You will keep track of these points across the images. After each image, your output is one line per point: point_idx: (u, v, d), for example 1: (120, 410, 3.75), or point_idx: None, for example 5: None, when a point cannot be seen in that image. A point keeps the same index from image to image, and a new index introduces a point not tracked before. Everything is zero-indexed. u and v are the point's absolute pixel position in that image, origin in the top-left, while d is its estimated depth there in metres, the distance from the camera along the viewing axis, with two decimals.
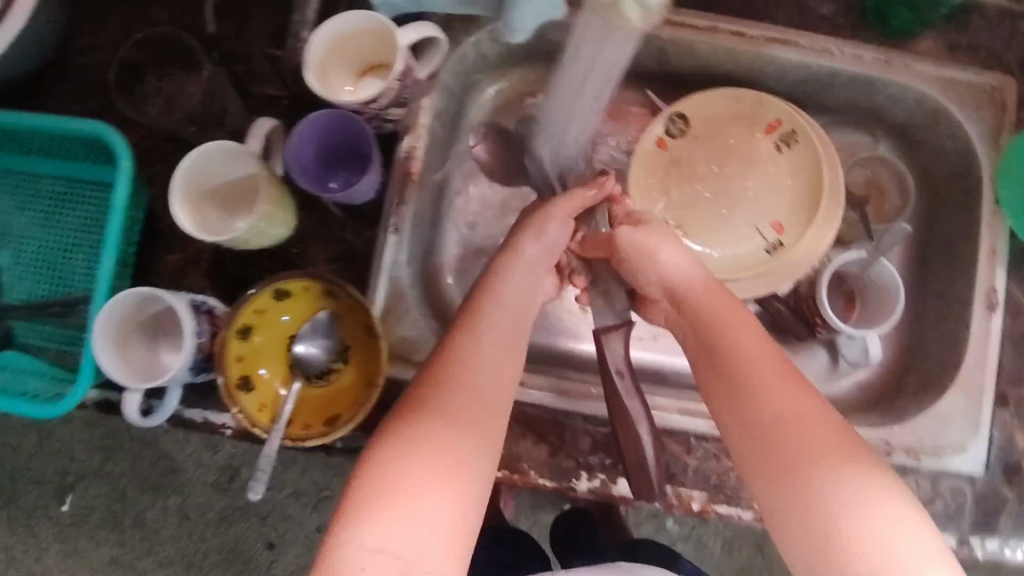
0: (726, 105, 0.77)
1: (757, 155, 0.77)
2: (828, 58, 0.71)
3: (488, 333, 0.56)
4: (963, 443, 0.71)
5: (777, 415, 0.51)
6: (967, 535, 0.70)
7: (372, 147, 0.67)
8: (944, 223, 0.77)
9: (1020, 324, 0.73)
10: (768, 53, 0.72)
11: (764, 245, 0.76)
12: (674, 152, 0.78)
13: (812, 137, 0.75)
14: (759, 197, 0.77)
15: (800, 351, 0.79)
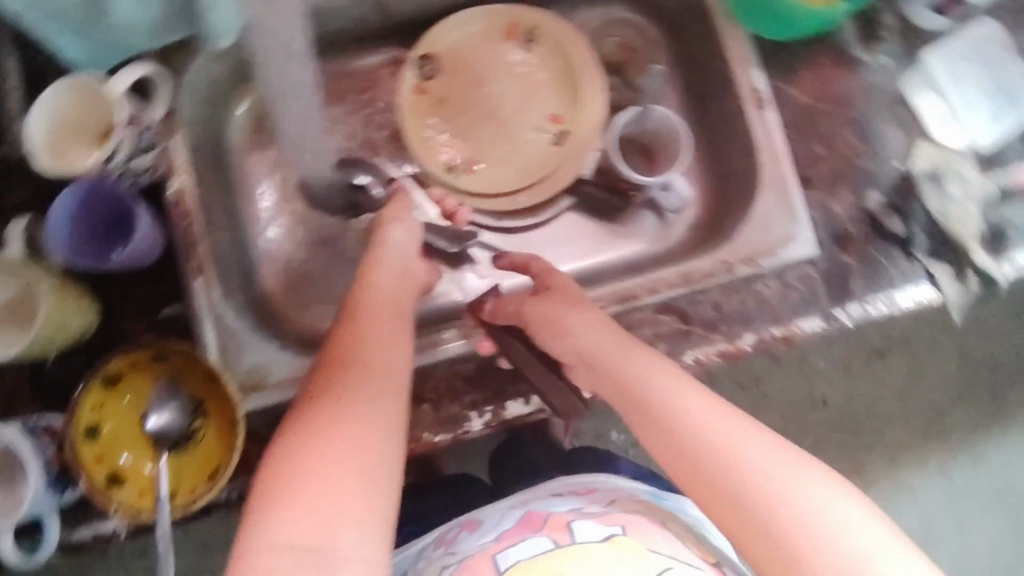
0: (462, 29, 0.81)
1: (507, 61, 0.82)
2: None
3: (384, 333, 0.58)
4: (790, 234, 0.76)
5: (664, 385, 0.60)
6: (830, 310, 0.74)
7: (134, 202, 0.67)
8: (696, 55, 0.82)
9: (791, 110, 0.78)
10: None
11: (550, 138, 0.82)
12: (435, 90, 0.82)
13: (549, 27, 0.82)
14: (527, 98, 0.82)
15: (627, 221, 0.83)
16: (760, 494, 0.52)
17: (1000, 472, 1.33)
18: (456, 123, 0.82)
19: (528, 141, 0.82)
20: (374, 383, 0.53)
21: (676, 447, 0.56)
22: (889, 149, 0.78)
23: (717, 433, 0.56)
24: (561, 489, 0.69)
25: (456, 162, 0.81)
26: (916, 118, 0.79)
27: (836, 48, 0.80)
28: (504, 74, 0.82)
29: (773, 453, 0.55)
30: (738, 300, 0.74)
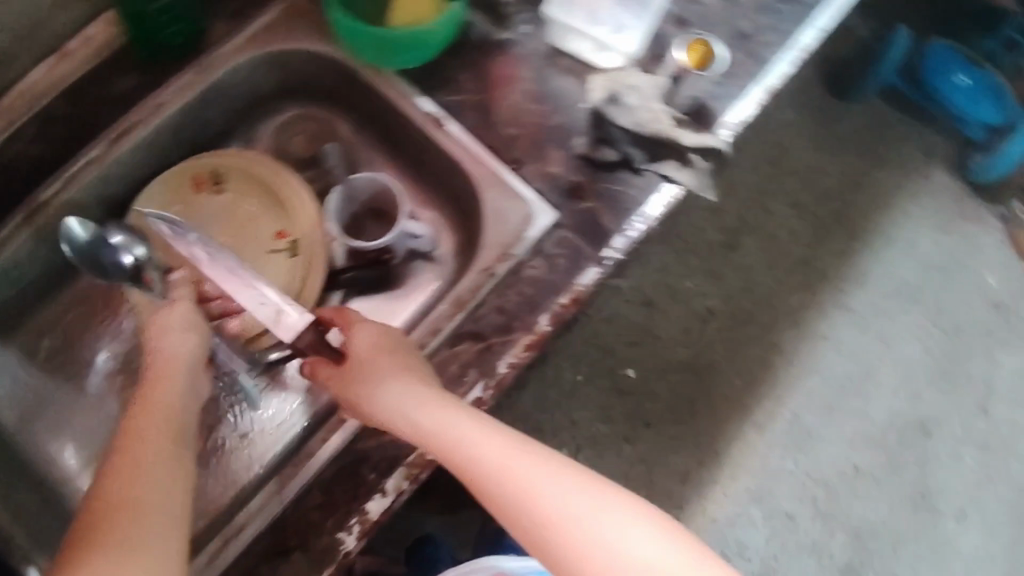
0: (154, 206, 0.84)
1: (212, 212, 0.87)
2: (165, 105, 0.80)
3: (162, 463, 0.54)
4: (527, 211, 0.79)
5: (474, 442, 0.57)
6: (595, 256, 0.77)
7: None
8: (372, 114, 0.88)
9: (470, 112, 0.83)
10: (131, 143, 0.80)
11: (285, 253, 0.85)
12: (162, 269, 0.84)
13: (232, 162, 0.86)
14: (248, 232, 0.87)
15: (398, 280, 0.87)
16: (574, 544, 0.52)
17: (887, 281, 1.42)
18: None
19: (268, 266, 0.85)
20: (149, 526, 0.50)
21: (487, 488, 0.56)
22: (568, 98, 0.84)
23: (531, 473, 0.55)
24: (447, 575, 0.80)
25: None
26: (577, 60, 0.85)
27: (478, 43, 0.86)
28: (216, 225, 0.87)
29: (587, 496, 0.53)
30: (515, 293, 0.76)
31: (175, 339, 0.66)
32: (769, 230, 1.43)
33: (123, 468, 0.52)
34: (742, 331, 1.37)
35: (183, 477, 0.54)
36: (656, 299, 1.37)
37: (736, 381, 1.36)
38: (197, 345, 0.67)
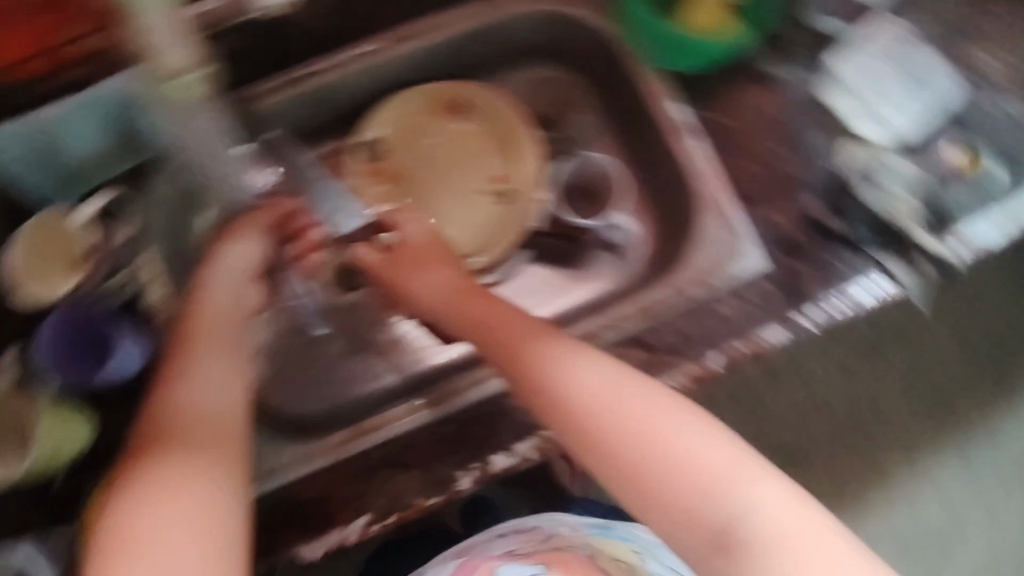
0: (399, 110, 0.87)
1: (444, 136, 0.88)
2: (444, 28, 0.82)
3: (209, 371, 0.57)
4: (738, 249, 0.78)
5: (562, 365, 0.59)
6: (787, 315, 0.74)
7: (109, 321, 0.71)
8: (617, 101, 0.88)
9: (721, 138, 0.83)
10: (397, 52, 0.83)
11: (496, 199, 0.86)
12: (381, 171, 0.86)
13: (477, 97, 0.88)
14: (468, 166, 0.87)
15: (586, 262, 0.86)
16: (644, 460, 0.52)
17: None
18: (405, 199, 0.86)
19: (475, 205, 0.86)
20: (203, 424, 0.54)
21: (558, 418, 0.56)
22: (817, 157, 0.82)
23: (623, 399, 0.55)
24: (504, 527, 0.71)
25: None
26: (838, 119, 0.84)
27: (754, 74, 0.85)
28: (442, 149, 0.88)
29: (654, 417, 0.54)
30: (696, 322, 0.75)
31: (237, 259, 0.68)
32: (928, 356, 1.33)
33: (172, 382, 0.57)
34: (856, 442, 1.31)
35: (240, 380, 0.58)
36: (784, 377, 1.32)
37: (828, 482, 1.30)
38: (258, 250, 0.70)
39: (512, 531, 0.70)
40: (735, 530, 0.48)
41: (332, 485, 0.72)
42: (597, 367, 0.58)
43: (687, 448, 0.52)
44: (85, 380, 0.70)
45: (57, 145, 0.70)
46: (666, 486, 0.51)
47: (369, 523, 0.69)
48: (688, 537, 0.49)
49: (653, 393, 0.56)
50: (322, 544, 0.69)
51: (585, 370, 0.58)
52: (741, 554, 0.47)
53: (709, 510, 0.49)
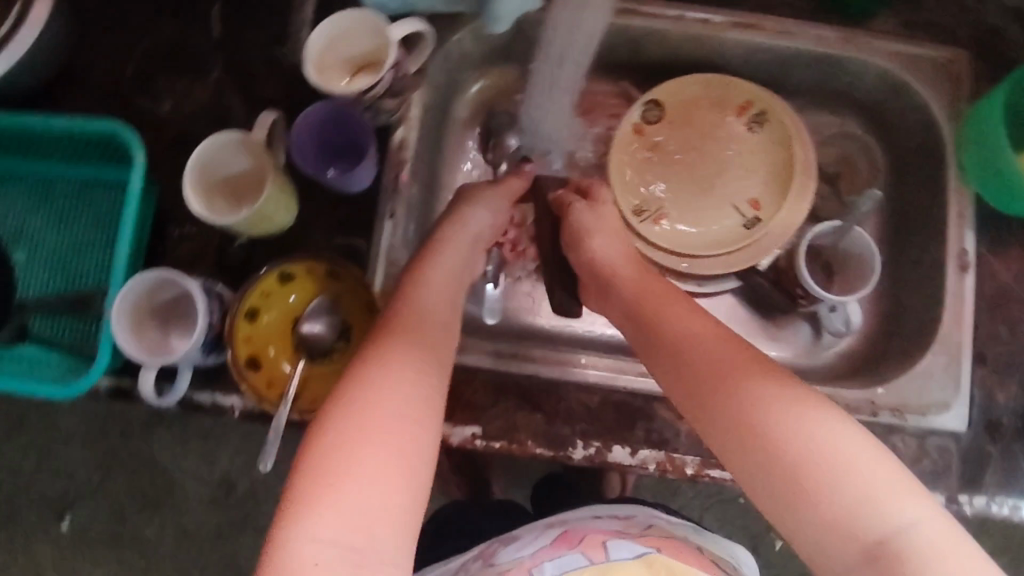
0: (698, 90, 0.81)
1: (727, 136, 0.81)
2: (793, 39, 0.77)
3: (434, 295, 0.63)
4: (946, 401, 0.73)
5: (710, 355, 0.57)
6: (956, 492, 0.71)
7: (369, 136, 0.73)
8: (908, 193, 0.82)
9: (991, 285, 0.76)
10: (735, 36, 0.77)
11: (742, 221, 0.80)
12: (651, 137, 0.82)
13: (779, 116, 0.79)
14: (735, 177, 0.81)
15: (784, 324, 0.82)
16: (797, 461, 0.50)
17: None
18: (659, 174, 0.82)
19: (721, 216, 0.81)
20: (429, 327, 0.60)
21: (698, 410, 0.56)
22: None
23: (771, 400, 0.53)
24: (601, 511, 0.70)
25: (645, 210, 0.81)
26: None
27: None
28: (718, 147, 0.82)
29: (812, 420, 0.51)
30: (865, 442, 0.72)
31: (484, 216, 0.72)
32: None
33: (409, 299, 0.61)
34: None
35: (454, 305, 0.64)
36: None
37: None
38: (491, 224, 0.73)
39: (611, 515, 0.69)
40: (890, 547, 0.46)
41: (466, 384, 0.73)
42: (744, 358, 0.56)
43: (840, 453, 0.49)
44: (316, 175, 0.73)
45: None
46: (817, 488, 0.48)
47: (474, 436, 0.71)
48: (834, 550, 0.47)
49: (806, 394, 0.53)
50: None
51: (739, 361, 0.56)
52: (896, 573, 0.45)
53: (860, 525, 0.47)
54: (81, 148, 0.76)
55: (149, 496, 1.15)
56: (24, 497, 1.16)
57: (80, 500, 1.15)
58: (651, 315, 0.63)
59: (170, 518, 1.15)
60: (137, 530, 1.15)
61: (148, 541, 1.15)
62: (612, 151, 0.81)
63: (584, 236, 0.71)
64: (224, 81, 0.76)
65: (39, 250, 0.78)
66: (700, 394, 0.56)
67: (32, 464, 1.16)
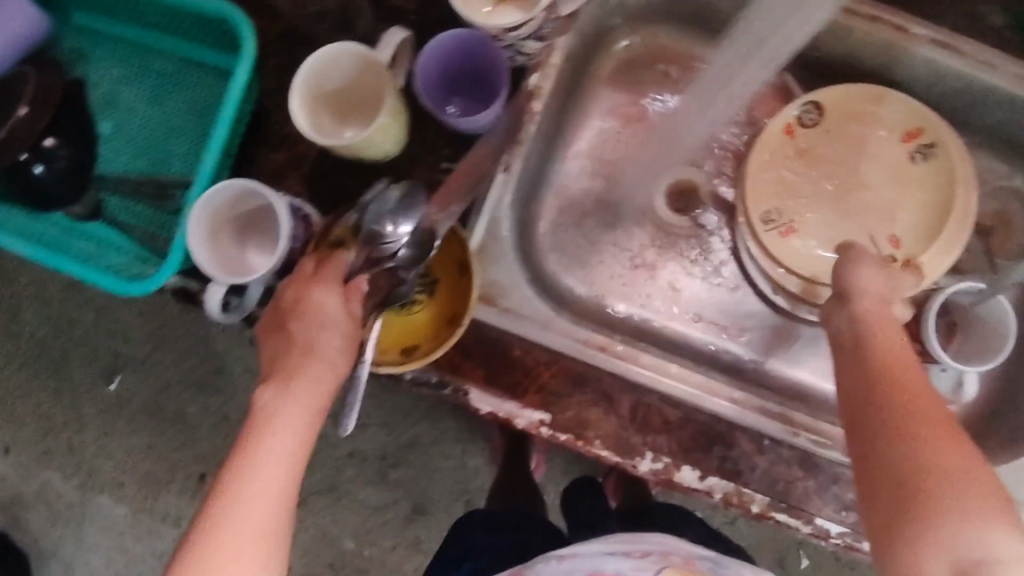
0: (867, 100, 0.73)
1: (884, 162, 0.74)
2: (988, 71, 0.67)
3: (311, 386, 0.56)
4: None
5: (899, 381, 0.50)
6: None
7: (504, 81, 0.66)
8: None
9: None
10: (924, 54, 0.68)
11: (876, 257, 0.72)
12: (800, 143, 0.75)
13: (946, 150, 0.71)
14: (882, 207, 0.73)
15: None
16: (919, 492, 0.44)
17: None
18: (800, 184, 0.74)
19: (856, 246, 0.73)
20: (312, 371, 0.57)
21: (862, 420, 0.50)
22: None
23: (921, 432, 0.46)
24: (616, 546, 0.62)
25: (773, 219, 0.74)
26: None
27: None
28: (872, 170, 0.74)
29: (949, 461, 0.44)
30: None
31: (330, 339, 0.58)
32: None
33: (256, 420, 0.55)
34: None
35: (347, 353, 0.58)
36: None
37: None
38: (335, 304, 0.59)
39: (625, 554, 0.61)
40: None
41: (547, 366, 0.68)
42: (928, 395, 0.49)
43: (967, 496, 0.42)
44: (433, 111, 0.67)
45: None
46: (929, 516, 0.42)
47: (541, 423, 0.67)
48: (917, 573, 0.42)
49: (961, 441, 0.45)
50: (496, 405, 0.67)
51: (923, 399, 0.49)
52: None
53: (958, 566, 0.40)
54: (189, 26, 0.70)
55: (196, 377, 1.15)
56: (79, 350, 1.16)
57: (131, 365, 1.15)
58: (864, 334, 0.56)
59: (214, 402, 1.15)
60: (182, 405, 1.15)
61: (189, 419, 1.15)
62: (755, 148, 0.74)
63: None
64: None
65: (128, 125, 0.73)
66: (869, 408, 0.50)
67: (91, 320, 1.16)
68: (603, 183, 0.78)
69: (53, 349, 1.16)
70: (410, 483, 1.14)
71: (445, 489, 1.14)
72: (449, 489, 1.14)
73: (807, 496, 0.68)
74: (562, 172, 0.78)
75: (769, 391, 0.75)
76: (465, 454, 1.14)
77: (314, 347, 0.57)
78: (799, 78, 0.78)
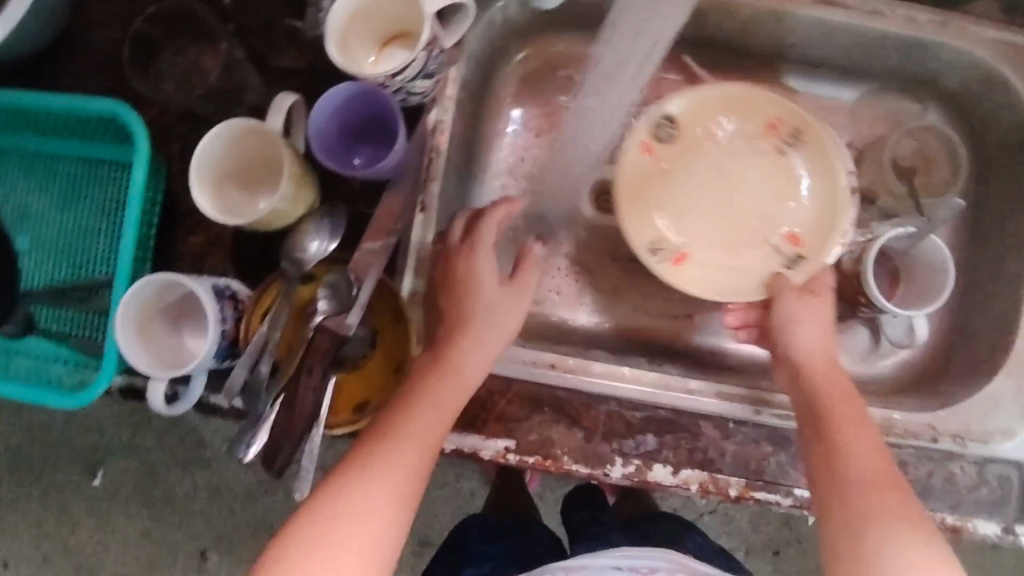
0: (720, 102, 0.74)
1: (757, 163, 0.75)
2: (879, 19, 0.69)
3: (415, 437, 0.54)
4: (1012, 428, 0.69)
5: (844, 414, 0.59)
6: (1012, 523, 0.68)
7: (400, 124, 0.65)
8: (995, 195, 0.75)
9: None
10: (814, 14, 0.69)
11: (783, 258, 0.72)
12: (664, 164, 0.74)
13: (815, 138, 0.73)
14: (768, 209, 0.74)
15: (841, 329, 0.78)
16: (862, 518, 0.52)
17: None
18: (676, 206, 0.74)
19: (754, 253, 0.73)
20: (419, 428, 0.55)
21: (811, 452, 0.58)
22: None
23: (864, 467, 0.55)
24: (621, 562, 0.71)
25: (662, 249, 0.73)
26: None
27: None
28: (746, 175, 0.75)
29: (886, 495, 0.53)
30: (926, 469, 0.68)
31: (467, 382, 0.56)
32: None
33: (364, 463, 0.52)
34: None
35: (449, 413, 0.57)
36: None
37: None
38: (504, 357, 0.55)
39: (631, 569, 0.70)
40: None
41: (500, 394, 0.68)
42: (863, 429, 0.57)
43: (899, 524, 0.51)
44: (339, 169, 0.67)
45: None
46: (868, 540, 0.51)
47: (507, 450, 0.67)
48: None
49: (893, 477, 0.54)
50: (458, 441, 0.67)
51: (861, 433, 0.57)
52: None
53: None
54: (85, 127, 0.69)
55: (179, 455, 1.14)
56: (56, 451, 1.15)
57: (110, 458, 1.14)
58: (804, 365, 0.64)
59: (200, 477, 1.14)
60: (168, 486, 1.14)
61: (179, 498, 1.15)
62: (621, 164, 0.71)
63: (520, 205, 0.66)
64: (235, 57, 0.69)
65: (45, 235, 0.72)
66: (821, 437, 0.58)
67: (63, 419, 1.15)
68: (530, 197, 0.78)
69: (30, 456, 1.15)
70: (410, 518, 1.14)
71: (445, 519, 1.14)
72: (450, 516, 1.14)
73: (781, 471, 0.68)
74: (486, 195, 0.78)
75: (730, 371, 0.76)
76: (458, 478, 1.14)
77: (399, 428, 0.55)
78: (701, 58, 0.78)
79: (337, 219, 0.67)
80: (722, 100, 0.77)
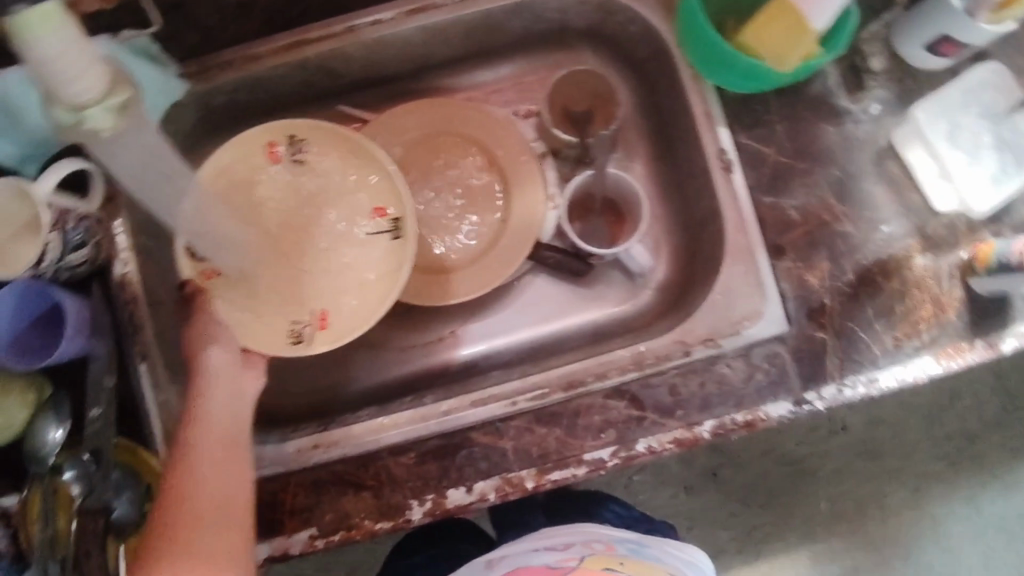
0: (241, 164, 0.72)
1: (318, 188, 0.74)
2: (473, 3, 0.72)
3: (227, 528, 0.50)
4: (758, 309, 0.70)
5: None
6: (801, 395, 0.67)
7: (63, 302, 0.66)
8: (665, 102, 0.77)
9: (764, 170, 0.71)
10: (415, 25, 0.72)
11: (389, 236, 0.73)
12: (341, 265, 0.73)
13: (309, 131, 0.73)
14: (335, 219, 0.74)
15: (595, 282, 0.81)
16: None
17: None
18: (275, 298, 0.72)
19: (371, 254, 0.73)
20: (218, 519, 0.50)
21: None
22: (875, 208, 0.71)
23: None
24: (539, 541, 0.70)
25: (301, 328, 0.71)
26: (907, 173, 0.72)
27: (816, 99, 0.73)
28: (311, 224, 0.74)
29: None
30: (695, 380, 0.69)
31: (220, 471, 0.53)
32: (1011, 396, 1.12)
33: None
34: (906, 483, 1.10)
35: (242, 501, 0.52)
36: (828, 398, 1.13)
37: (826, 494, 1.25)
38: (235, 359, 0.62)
39: (549, 547, 0.69)
40: None
41: (284, 492, 0.69)
42: None
43: None
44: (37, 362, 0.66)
45: (94, 137, 0.47)
46: None
47: (312, 539, 0.67)
48: None
49: None
50: (263, 552, 0.67)
51: None
52: None
53: None
54: None
55: None
56: None
57: None
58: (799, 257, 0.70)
59: None
60: None
61: None
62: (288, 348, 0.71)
63: (200, 348, 0.61)
64: None
65: None
66: None
67: None
68: None
69: None
70: None
71: None
72: None
73: (563, 445, 0.69)
74: None
75: (506, 367, 0.80)
76: None
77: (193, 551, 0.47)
78: (363, 100, 0.82)
79: (62, 404, 0.69)
80: (389, 131, 0.80)
